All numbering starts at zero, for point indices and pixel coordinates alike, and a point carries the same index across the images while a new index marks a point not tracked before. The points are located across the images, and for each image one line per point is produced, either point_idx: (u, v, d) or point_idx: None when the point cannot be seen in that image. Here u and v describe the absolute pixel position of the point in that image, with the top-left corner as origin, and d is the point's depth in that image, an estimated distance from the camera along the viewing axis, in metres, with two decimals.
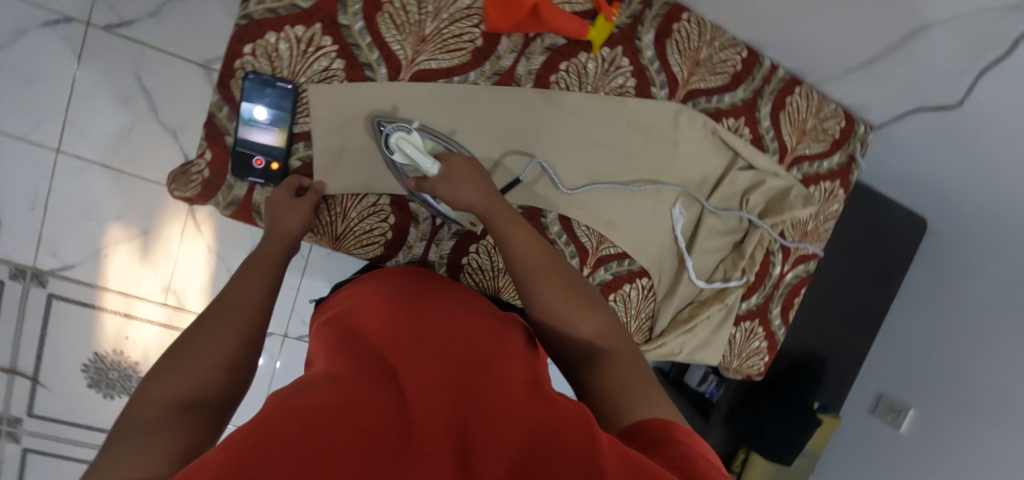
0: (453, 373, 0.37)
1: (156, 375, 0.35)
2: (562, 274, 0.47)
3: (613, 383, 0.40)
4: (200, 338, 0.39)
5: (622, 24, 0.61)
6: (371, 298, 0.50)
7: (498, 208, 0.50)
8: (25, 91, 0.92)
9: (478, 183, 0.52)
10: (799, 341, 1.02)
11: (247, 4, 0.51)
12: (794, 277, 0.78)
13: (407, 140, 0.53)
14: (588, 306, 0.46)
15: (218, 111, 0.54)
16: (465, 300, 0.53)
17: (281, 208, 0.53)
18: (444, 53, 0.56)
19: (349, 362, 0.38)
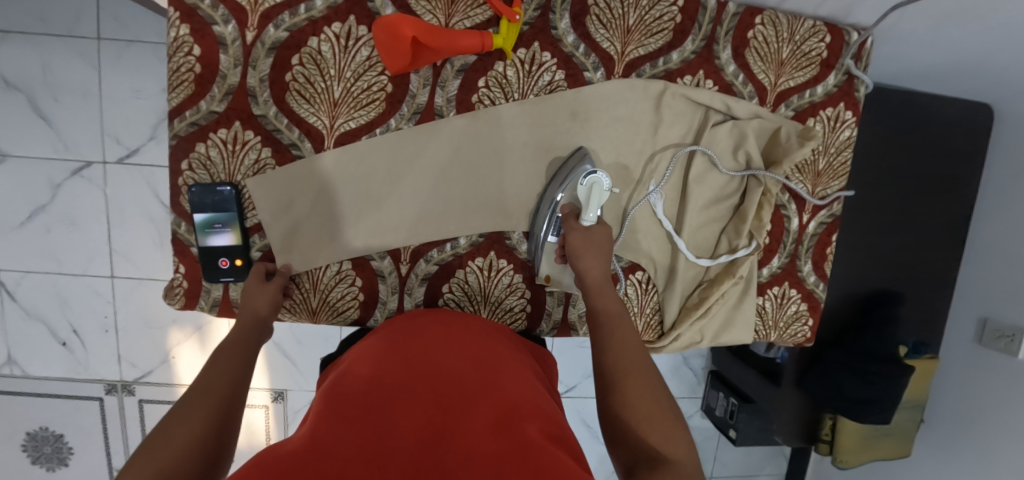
0: (435, 422, 0.35)
1: (132, 462, 0.32)
2: (649, 385, 0.43)
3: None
4: (179, 421, 0.37)
5: (531, 19, 0.56)
6: (364, 348, 0.50)
7: (595, 284, 0.52)
8: (74, 234, 1.05)
9: (597, 254, 0.53)
10: (867, 283, 0.88)
11: (173, 125, 0.54)
12: (819, 226, 0.68)
13: (598, 189, 0.54)
14: (652, 410, 0.40)
15: (178, 227, 0.57)
16: (462, 337, 0.51)
17: (251, 292, 0.55)
18: (360, 110, 0.56)
19: (335, 399, 0.38)
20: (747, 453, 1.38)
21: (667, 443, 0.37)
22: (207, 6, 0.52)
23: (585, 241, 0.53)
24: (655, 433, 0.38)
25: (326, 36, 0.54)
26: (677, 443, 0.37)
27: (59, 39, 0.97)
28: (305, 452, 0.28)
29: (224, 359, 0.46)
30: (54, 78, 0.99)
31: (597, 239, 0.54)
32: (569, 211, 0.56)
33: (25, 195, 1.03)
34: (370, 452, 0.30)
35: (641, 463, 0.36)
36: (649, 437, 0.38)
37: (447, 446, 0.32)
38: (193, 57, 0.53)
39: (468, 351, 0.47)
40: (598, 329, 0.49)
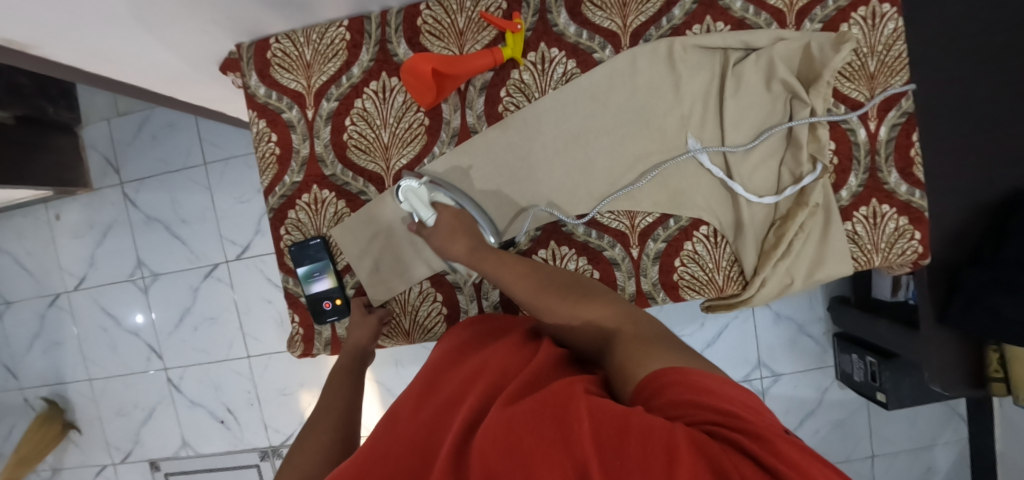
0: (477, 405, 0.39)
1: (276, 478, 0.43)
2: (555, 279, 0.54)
3: (636, 354, 0.41)
4: (305, 442, 0.47)
5: (532, 25, 0.62)
6: (434, 355, 0.57)
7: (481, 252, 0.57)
8: (215, 326, 1.26)
9: (466, 231, 0.59)
10: (992, 184, 0.75)
11: (270, 201, 0.67)
12: (893, 130, 0.62)
13: (414, 192, 0.60)
14: (588, 307, 0.50)
15: (288, 282, 0.67)
16: (512, 332, 0.54)
17: (352, 324, 0.64)
18: (407, 146, 0.64)
19: (400, 411, 0.45)
20: (911, 420, 1.19)
21: (604, 316, 0.49)
22: (275, 100, 0.65)
23: (451, 226, 0.59)
24: (587, 319, 0.49)
25: (367, 95, 0.64)
26: (604, 303, 0.50)
27: (181, 173, 1.22)
28: (367, 465, 0.35)
29: (334, 390, 0.56)
30: (182, 205, 1.23)
31: (453, 223, 0.60)
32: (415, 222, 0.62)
33: (175, 303, 1.26)
34: (418, 451, 0.36)
35: (600, 343, 0.48)
36: (586, 321, 0.49)
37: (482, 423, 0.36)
38: (273, 142, 0.66)
39: (515, 344, 0.51)
40: (502, 275, 0.55)
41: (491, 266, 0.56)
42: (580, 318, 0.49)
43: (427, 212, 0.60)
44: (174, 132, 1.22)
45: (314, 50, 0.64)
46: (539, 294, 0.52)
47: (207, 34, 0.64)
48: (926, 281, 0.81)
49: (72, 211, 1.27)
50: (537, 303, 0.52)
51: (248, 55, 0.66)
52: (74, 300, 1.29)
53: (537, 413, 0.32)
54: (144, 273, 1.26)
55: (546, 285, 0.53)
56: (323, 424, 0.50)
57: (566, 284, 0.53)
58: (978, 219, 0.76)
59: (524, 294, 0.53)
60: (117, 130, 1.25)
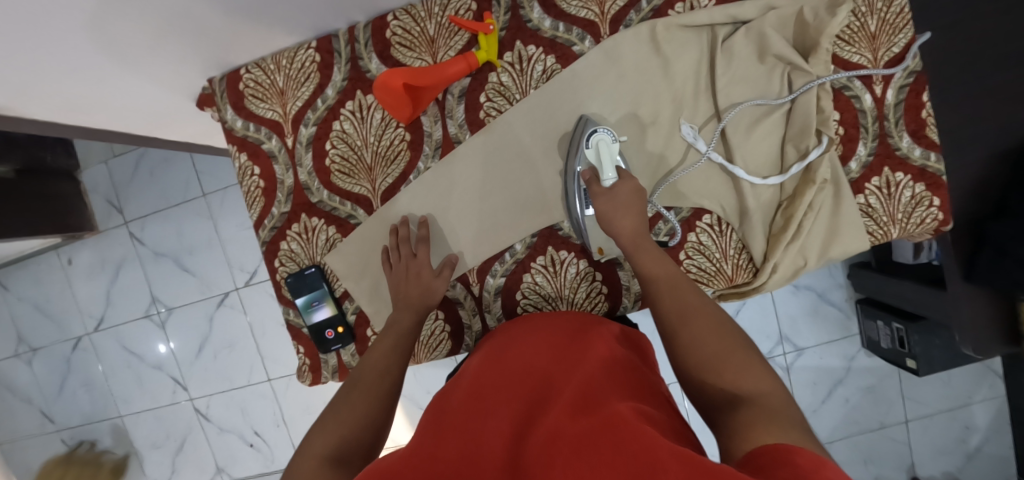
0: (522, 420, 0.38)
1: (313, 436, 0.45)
2: (703, 311, 0.46)
3: (749, 420, 0.32)
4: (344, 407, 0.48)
5: (505, 24, 0.59)
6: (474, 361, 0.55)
7: (634, 233, 0.53)
8: (234, 353, 1.27)
9: (637, 209, 0.54)
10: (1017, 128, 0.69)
11: (261, 233, 0.66)
12: (901, 91, 0.58)
13: (605, 145, 0.55)
14: (748, 365, 0.39)
15: (288, 314, 0.67)
16: (552, 337, 0.52)
17: (407, 280, 0.59)
18: (391, 164, 0.62)
19: (446, 414, 0.43)
20: (944, 381, 1.15)
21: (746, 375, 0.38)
22: (253, 132, 0.64)
23: (628, 200, 0.54)
24: (717, 357, 0.41)
25: (344, 116, 0.62)
26: (760, 372, 0.38)
27: (181, 207, 1.23)
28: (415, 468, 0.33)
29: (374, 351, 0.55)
30: (186, 237, 1.24)
31: (630, 196, 0.54)
32: (588, 173, 0.56)
33: (194, 334, 1.28)
34: (468, 460, 0.34)
35: (724, 398, 0.37)
36: (718, 361, 0.40)
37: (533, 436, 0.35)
38: (257, 175, 0.65)
39: (555, 352, 0.49)
40: (650, 278, 0.50)
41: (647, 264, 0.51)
42: (709, 356, 0.41)
43: (610, 172, 0.55)
44: (170, 166, 1.22)
45: (285, 75, 0.62)
46: (689, 319, 0.45)
47: (178, 71, 0.62)
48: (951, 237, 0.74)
49: (83, 254, 1.29)
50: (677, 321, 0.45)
51: (221, 89, 0.65)
52: (96, 341, 1.32)
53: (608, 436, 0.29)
54: (159, 308, 1.28)
55: (703, 313, 0.45)
56: (362, 387, 0.51)
57: (724, 328, 0.44)
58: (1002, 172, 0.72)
59: (674, 311, 0.47)
60: (114, 170, 1.25)
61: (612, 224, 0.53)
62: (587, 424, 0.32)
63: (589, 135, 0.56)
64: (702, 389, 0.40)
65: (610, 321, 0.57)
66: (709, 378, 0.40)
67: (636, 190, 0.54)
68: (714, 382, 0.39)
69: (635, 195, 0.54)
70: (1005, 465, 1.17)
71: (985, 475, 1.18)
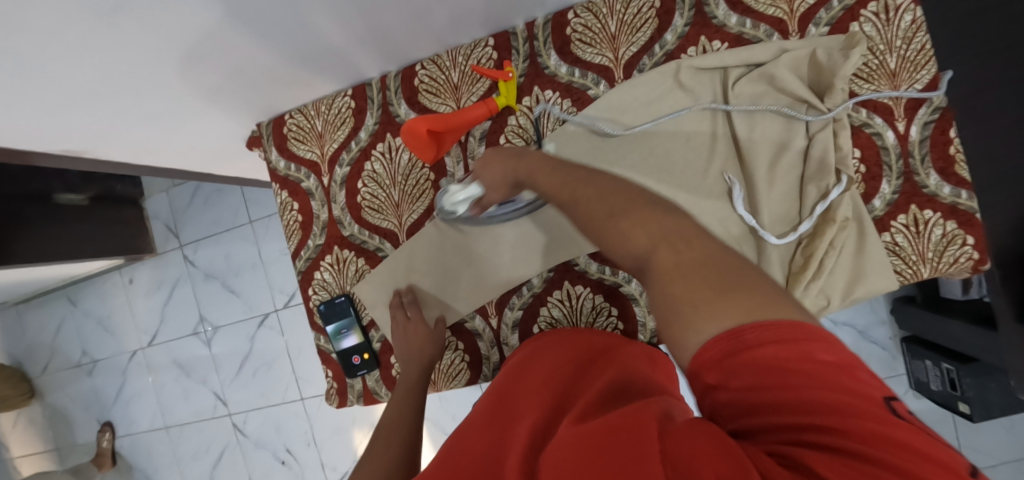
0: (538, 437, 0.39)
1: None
2: (592, 179, 0.41)
3: (665, 307, 0.30)
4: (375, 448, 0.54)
5: (524, 71, 0.63)
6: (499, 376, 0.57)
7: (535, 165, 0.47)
8: (270, 371, 1.34)
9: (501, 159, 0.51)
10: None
11: (298, 263, 0.71)
12: (927, 128, 0.56)
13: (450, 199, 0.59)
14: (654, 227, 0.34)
15: (320, 340, 0.71)
16: (569, 352, 0.53)
17: (408, 336, 0.63)
18: (416, 201, 0.66)
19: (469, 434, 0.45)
20: (1010, 429, 1.04)
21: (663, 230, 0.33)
22: (294, 171, 0.70)
23: (490, 172, 0.53)
24: (615, 237, 0.35)
25: (375, 157, 0.67)
26: (660, 219, 0.34)
27: (231, 232, 1.33)
28: None
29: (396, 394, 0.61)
30: (233, 260, 1.33)
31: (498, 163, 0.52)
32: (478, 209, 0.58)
33: (235, 352, 1.36)
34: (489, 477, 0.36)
35: (636, 267, 0.35)
36: (614, 236, 0.35)
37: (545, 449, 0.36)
38: (296, 210, 0.70)
39: (573, 368, 0.50)
40: (540, 180, 0.45)
41: (545, 171, 0.45)
42: (610, 233, 0.36)
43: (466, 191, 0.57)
44: (223, 195, 1.33)
45: (324, 120, 0.68)
46: (579, 202, 0.40)
47: (232, 117, 0.70)
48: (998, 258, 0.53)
49: (142, 274, 1.42)
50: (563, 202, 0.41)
51: (267, 133, 0.72)
52: (148, 355, 1.42)
53: (617, 435, 0.30)
54: (206, 326, 1.38)
55: (597, 189, 0.40)
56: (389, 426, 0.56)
57: (617, 190, 0.39)
58: None
59: (570, 199, 0.41)
60: (175, 198, 1.38)
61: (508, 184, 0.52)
62: (594, 424, 0.33)
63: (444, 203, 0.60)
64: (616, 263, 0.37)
65: (635, 342, 0.56)
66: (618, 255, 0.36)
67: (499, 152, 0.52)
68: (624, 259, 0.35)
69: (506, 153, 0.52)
70: None
71: None
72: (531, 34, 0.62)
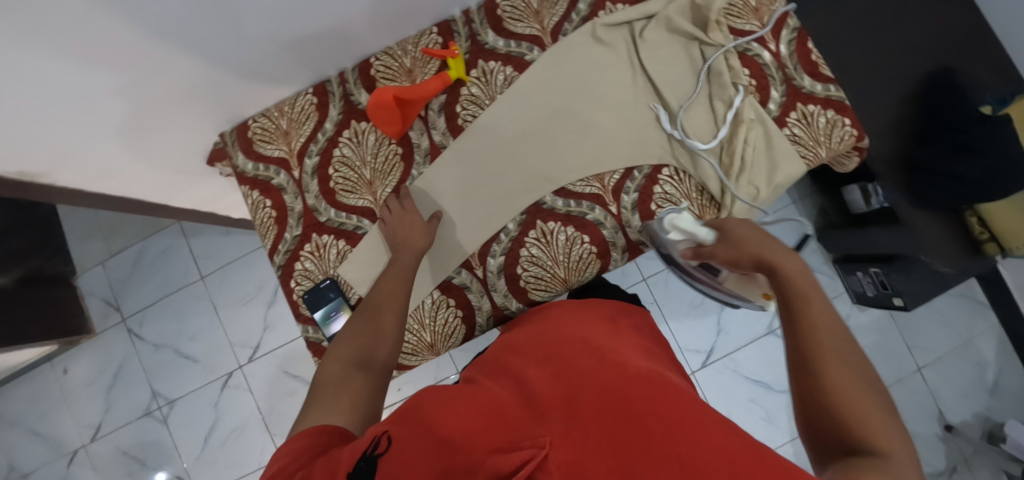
0: (555, 370, 0.44)
1: (343, 338, 0.57)
2: (846, 353, 0.43)
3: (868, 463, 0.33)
4: (368, 317, 0.59)
5: (468, 49, 0.72)
6: (519, 329, 0.60)
7: (795, 276, 0.49)
8: (240, 439, 1.20)
9: (762, 239, 0.52)
10: (913, 52, 0.87)
11: (277, 258, 0.71)
12: (790, 45, 0.71)
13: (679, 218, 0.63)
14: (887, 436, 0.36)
15: (308, 331, 0.70)
16: (594, 323, 0.55)
17: (401, 226, 0.67)
18: (388, 176, 0.71)
19: (494, 372, 0.49)
20: (941, 320, 1.18)
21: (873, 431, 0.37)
22: (262, 171, 0.72)
23: (737, 233, 0.55)
24: (844, 400, 0.39)
25: (343, 142, 0.71)
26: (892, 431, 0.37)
27: (182, 292, 1.25)
28: (469, 406, 0.40)
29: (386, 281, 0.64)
30: (188, 322, 1.24)
31: (751, 234, 0.54)
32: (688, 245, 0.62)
33: (198, 427, 1.21)
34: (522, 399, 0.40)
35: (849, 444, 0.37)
36: (841, 400, 0.40)
37: (567, 382, 0.40)
38: (269, 207, 0.72)
39: (605, 335, 0.52)
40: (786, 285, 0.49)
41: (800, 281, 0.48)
42: (849, 393, 0.40)
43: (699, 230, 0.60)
44: (170, 255, 1.26)
45: (288, 119, 0.73)
46: (827, 357, 0.43)
47: (192, 128, 0.72)
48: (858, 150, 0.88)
49: (81, 363, 1.25)
50: (812, 329, 0.45)
51: (232, 140, 0.74)
52: (92, 453, 1.21)
53: (667, 419, 0.33)
54: (160, 403, 1.22)
55: (843, 360, 0.43)
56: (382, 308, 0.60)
57: (867, 382, 0.41)
58: (908, 104, 0.85)
59: (813, 344, 0.44)
60: (114, 269, 1.27)
61: (743, 259, 0.53)
62: (641, 399, 0.36)
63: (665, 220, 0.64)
64: (824, 401, 0.40)
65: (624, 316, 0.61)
66: (815, 412, 0.41)
67: (742, 222, 0.56)
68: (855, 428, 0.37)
69: (745, 227, 0.55)
70: None
71: (1019, 409, 1.14)
72: (469, 18, 0.72)
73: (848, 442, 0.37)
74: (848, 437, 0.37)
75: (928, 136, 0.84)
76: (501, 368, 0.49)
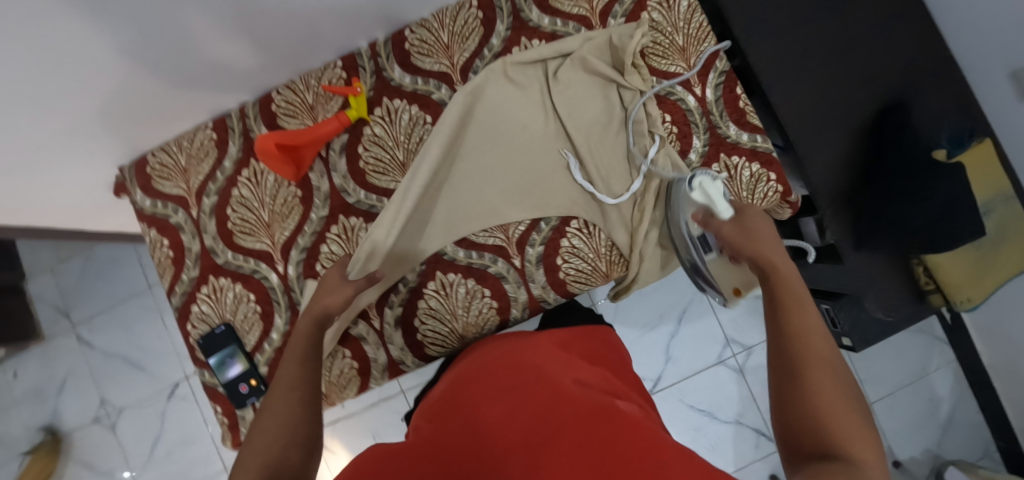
0: (510, 406, 0.42)
1: (244, 450, 0.41)
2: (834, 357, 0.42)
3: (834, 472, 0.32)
4: (271, 407, 0.45)
5: (373, 85, 0.68)
6: (474, 359, 0.57)
7: (795, 303, 0.46)
8: (187, 450, 1.22)
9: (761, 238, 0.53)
10: (864, 83, 0.79)
11: (175, 299, 0.70)
12: (717, 90, 0.66)
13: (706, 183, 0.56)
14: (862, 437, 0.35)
15: (204, 375, 0.69)
16: (546, 344, 0.54)
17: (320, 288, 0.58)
18: (287, 219, 0.68)
19: (447, 412, 0.46)
20: (897, 354, 1.14)
21: (858, 437, 0.35)
22: (160, 208, 0.70)
23: (751, 227, 0.54)
24: (832, 406, 0.38)
25: (241, 182, 0.68)
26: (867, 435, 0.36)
27: (129, 301, 1.24)
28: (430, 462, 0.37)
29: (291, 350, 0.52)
30: (137, 333, 1.24)
31: (760, 230, 0.54)
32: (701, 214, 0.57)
33: (146, 434, 1.23)
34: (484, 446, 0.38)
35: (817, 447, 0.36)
36: (819, 401, 0.38)
37: (540, 434, 0.37)
38: (166, 246, 0.70)
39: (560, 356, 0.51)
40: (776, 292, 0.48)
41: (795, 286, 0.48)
42: (831, 397, 0.38)
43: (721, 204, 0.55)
44: (118, 264, 1.25)
45: (187, 155, 0.70)
46: (813, 355, 0.42)
47: (87, 164, 0.69)
48: (806, 182, 0.80)
49: (28, 369, 1.27)
50: (801, 338, 0.43)
51: (130, 175, 0.71)
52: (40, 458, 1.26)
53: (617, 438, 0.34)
54: (109, 410, 1.24)
55: (828, 361, 0.41)
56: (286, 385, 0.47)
57: (846, 379, 0.41)
58: (860, 142, 0.79)
59: (804, 344, 0.43)
60: (62, 277, 1.26)
61: (742, 251, 0.53)
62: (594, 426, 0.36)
63: (690, 179, 0.57)
64: (809, 409, 0.38)
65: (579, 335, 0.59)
66: (799, 431, 0.38)
67: (759, 216, 0.55)
68: (826, 427, 0.36)
69: (761, 227, 0.54)
70: (981, 430, 1.12)
71: (967, 447, 1.12)
72: (375, 52, 0.68)
73: (817, 441, 0.37)
74: (827, 443, 0.36)
75: (877, 175, 0.77)
76: (453, 407, 0.47)
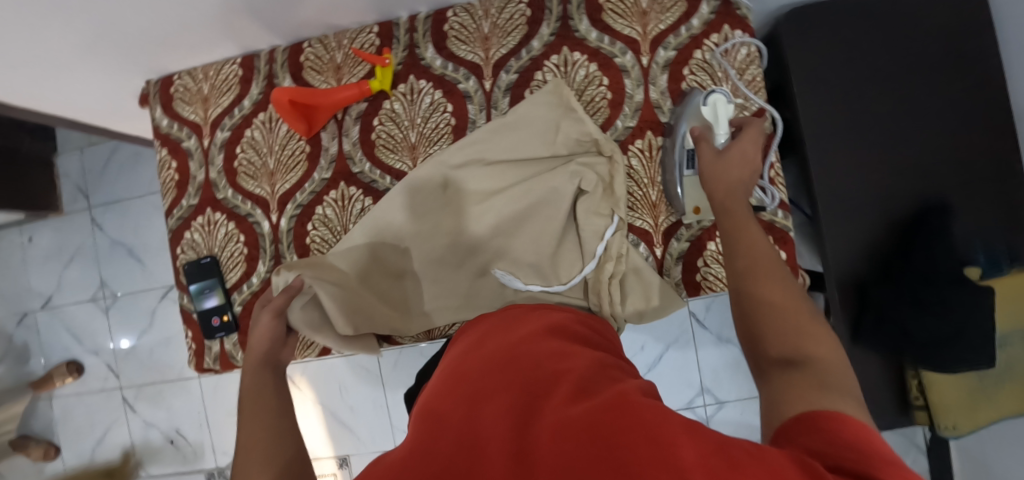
0: (506, 394, 0.32)
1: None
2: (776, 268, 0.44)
3: (795, 387, 0.32)
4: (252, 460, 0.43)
5: (402, 60, 0.67)
6: (461, 346, 0.48)
7: (739, 223, 0.48)
8: (167, 349, 1.29)
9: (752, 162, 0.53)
10: (915, 176, 0.73)
11: (172, 221, 0.72)
12: None
13: (721, 104, 0.57)
14: (815, 340, 0.37)
15: (184, 299, 0.71)
16: (535, 325, 0.45)
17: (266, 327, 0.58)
18: (290, 172, 0.68)
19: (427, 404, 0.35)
20: None
21: (810, 336, 0.37)
22: (176, 131, 0.71)
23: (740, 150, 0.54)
24: (791, 328, 0.38)
25: (255, 125, 0.69)
26: (824, 336, 0.37)
27: (143, 199, 1.29)
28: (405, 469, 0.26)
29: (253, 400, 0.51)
30: (143, 230, 1.29)
31: (750, 145, 0.54)
32: (701, 129, 0.58)
33: (133, 324, 1.31)
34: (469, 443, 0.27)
35: (782, 356, 0.37)
36: (774, 324, 0.39)
37: (537, 422, 0.28)
38: (174, 169, 0.72)
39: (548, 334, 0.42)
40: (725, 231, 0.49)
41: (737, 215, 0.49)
42: (784, 324, 0.38)
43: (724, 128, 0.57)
44: (140, 161, 1.29)
45: (211, 85, 0.71)
46: (757, 270, 0.44)
47: (114, 71, 0.70)
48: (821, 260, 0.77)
49: (44, 236, 1.35)
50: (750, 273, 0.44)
51: (155, 91, 0.73)
52: (41, 319, 1.36)
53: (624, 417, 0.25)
54: (106, 294, 1.32)
55: (772, 268, 0.44)
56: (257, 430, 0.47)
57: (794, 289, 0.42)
58: (890, 234, 0.74)
59: (743, 266, 0.45)
60: (88, 159, 1.32)
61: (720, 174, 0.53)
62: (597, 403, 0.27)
63: (707, 94, 0.58)
64: (763, 340, 0.39)
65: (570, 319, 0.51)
66: (763, 340, 0.39)
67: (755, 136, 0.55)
68: (780, 345, 0.37)
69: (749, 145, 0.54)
70: None
71: None
72: (413, 26, 0.67)
73: (782, 353, 0.37)
74: (795, 349, 0.36)
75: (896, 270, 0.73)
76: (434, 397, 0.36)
